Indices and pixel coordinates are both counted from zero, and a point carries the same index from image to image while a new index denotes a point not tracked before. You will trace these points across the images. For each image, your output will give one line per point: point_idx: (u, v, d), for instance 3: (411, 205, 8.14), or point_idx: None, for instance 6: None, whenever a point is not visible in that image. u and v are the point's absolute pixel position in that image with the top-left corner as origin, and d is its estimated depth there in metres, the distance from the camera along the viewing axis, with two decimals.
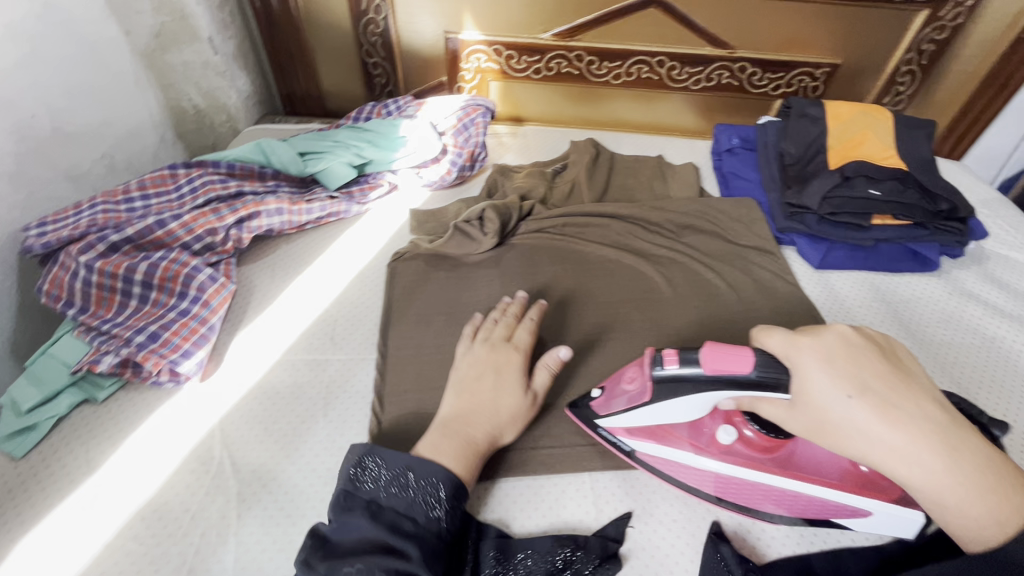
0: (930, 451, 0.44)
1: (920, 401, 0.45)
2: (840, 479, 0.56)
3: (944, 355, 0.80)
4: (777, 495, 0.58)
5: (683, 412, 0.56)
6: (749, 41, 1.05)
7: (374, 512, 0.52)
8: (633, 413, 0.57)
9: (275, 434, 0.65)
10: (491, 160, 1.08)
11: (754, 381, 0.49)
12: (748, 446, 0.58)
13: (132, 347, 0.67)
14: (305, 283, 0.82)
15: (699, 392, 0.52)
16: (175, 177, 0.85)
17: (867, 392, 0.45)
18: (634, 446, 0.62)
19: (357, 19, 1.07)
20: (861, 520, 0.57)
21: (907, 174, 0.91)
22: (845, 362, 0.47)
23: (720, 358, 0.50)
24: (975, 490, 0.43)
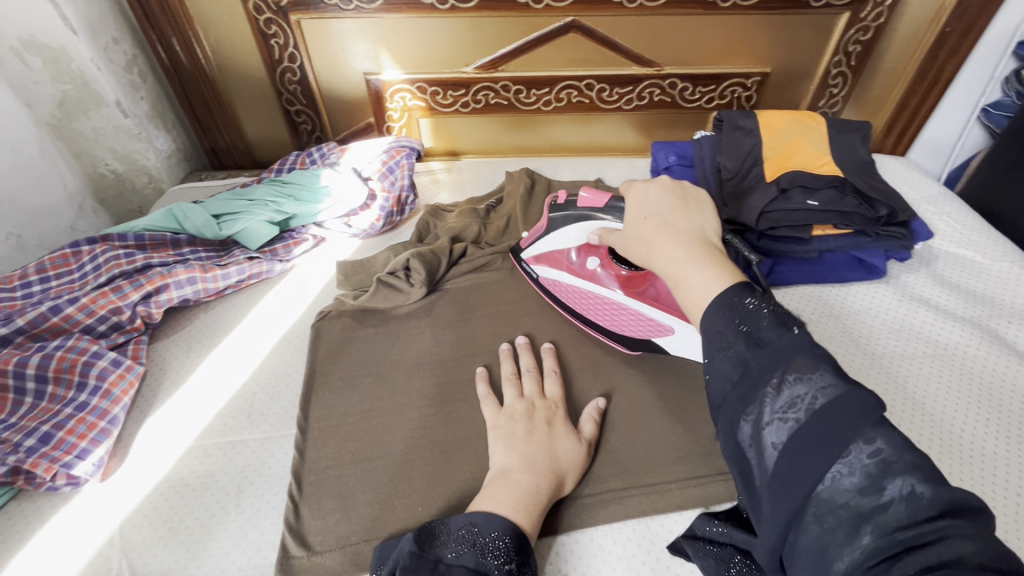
0: (703, 266, 0.47)
1: (702, 246, 0.50)
2: (671, 307, 0.72)
3: (841, 349, 0.79)
4: (622, 312, 0.75)
5: (571, 239, 0.76)
6: (675, 57, 1.03)
7: (450, 572, 0.47)
8: (544, 237, 0.80)
9: (182, 533, 0.59)
10: (423, 201, 1.04)
11: (605, 217, 0.68)
12: (615, 276, 0.76)
13: (20, 453, 0.61)
14: (222, 355, 0.77)
15: (573, 228, 0.74)
16: (78, 255, 0.79)
17: (663, 216, 0.54)
18: (538, 270, 0.83)
19: (273, 68, 1.04)
20: (669, 340, 0.71)
21: (843, 179, 0.88)
22: (656, 189, 0.56)
23: (591, 197, 0.69)
24: (717, 271, 0.47)
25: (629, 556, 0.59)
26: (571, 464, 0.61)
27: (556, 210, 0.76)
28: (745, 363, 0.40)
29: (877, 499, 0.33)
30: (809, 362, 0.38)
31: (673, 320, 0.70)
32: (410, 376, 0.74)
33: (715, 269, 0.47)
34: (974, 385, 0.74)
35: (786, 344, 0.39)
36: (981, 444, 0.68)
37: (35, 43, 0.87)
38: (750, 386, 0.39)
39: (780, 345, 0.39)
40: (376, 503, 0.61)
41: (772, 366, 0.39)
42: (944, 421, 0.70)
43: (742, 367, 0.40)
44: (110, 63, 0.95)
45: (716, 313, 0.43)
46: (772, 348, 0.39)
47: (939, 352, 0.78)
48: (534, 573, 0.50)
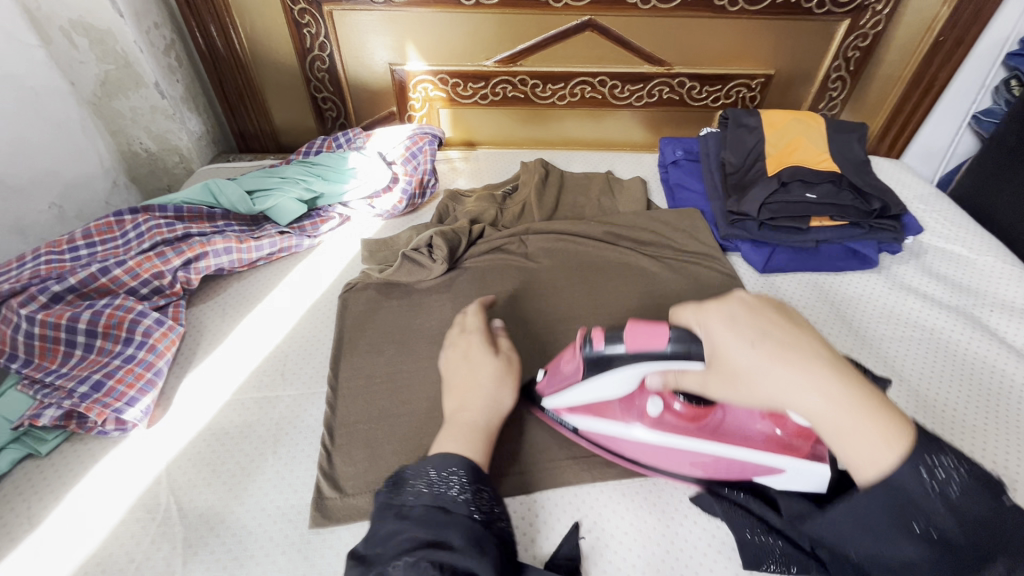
0: (872, 421, 0.42)
1: (857, 384, 0.43)
2: (760, 443, 0.58)
3: (837, 333, 0.85)
4: (701, 461, 0.61)
5: (612, 390, 0.61)
6: (685, 57, 1.09)
7: (415, 515, 0.50)
8: (574, 388, 0.63)
9: (224, 475, 0.64)
10: (442, 186, 1.10)
11: (668, 353, 0.53)
12: (677, 416, 0.60)
13: (74, 398, 0.66)
14: (256, 321, 0.82)
15: (626, 366, 0.57)
16: (121, 223, 0.85)
17: (765, 351, 0.44)
18: (576, 423, 0.67)
19: (303, 57, 1.09)
20: (776, 478, 0.58)
21: (840, 174, 0.94)
22: (747, 320, 0.47)
23: (638, 335, 0.55)
24: (885, 434, 0.42)
25: (635, 505, 0.64)
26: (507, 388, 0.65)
27: (587, 352, 0.60)
28: (937, 544, 0.40)
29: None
30: (999, 506, 0.40)
31: (778, 459, 0.57)
32: (432, 344, 0.79)
33: (882, 427, 0.42)
34: (958, 368, 0.80)
35: (995, 518, 0.40)
36: (960, 418, 0.73)
37: (83, 24, 0.92)
38: (950, 563, 0.39)
39: (965, 496, 0.40)
40: (403, 453, 0.66)
41: (926, 458, 0.41)
42: (931, 398, 0.76)
43: (944, 551, 0.40)
44: (152, 46, 1.00)
45: (904, 474, 0.41)
46: (965, 513, 0.40)
47: (927, 337, 0.84)
48: (493, 497, 0.54)
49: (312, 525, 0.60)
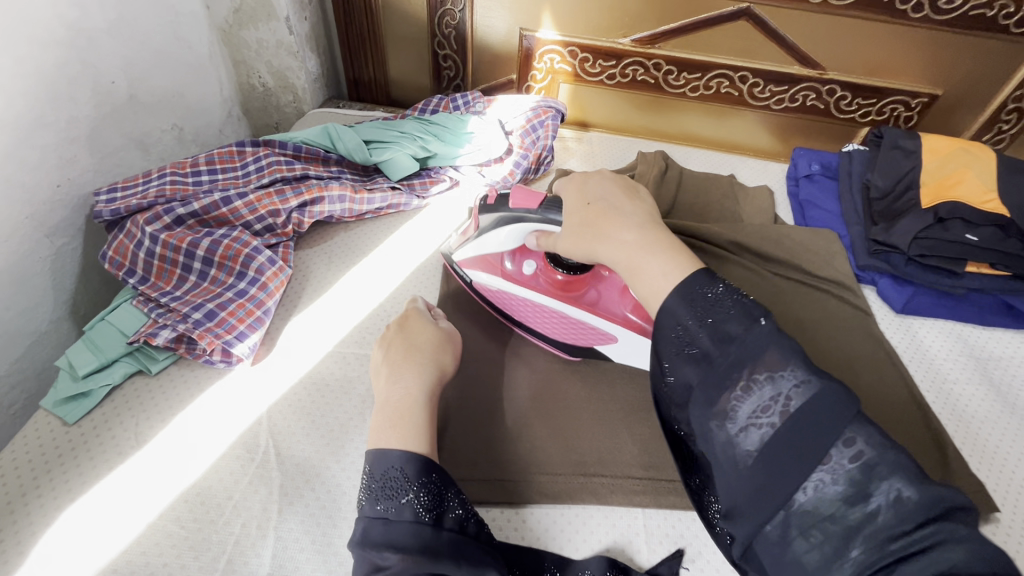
0: (658, 256, 0.50)
1: (653, 232, 0.52)
2: (614, 318, 0.68)
3: (981, 395, 0.76)
4: (557, 319, 0.70)
5: (501, 243, 0.70)
6: (843, 63, 0.99)
7: (359, 529, 0.48)
8: (472, 241, 0.73)
9: (322, 428, 0.63)
10: (555, 164, 1.05)
11: (538, 215, 0.64)
12: (550, 281, 0.71)
13: (188, 323, 0.66)
14: (359, 276, 0.80)
15: (505, 232, 0.69)
16: (242, 154, 0.84)
17: (607, 203, 0.56)
18: (471, 277, 0.74)
19: (433, 10, 1.05)
20: (613, 347, 0.69)
21: (1010, 221, 0.83)
22: (585, 190, 0.59)
23: (518, 195, 0.65)
24: (670, 266, 0.49)
25: None
26: (436, 350, 0.62)
27: (483, 209, 0.69)
28: (704, 361, 0.43)
29: (863, 509, 0.36)
30: (777, 358, 0.40)
31: (617, 329, 0.68)
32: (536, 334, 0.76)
33: (669, 257, 0.50)
34: None
35: (750, 335, 0.42)
36: None
37: None
38: (715, 379, 0.42)
39: (746, 336, 0.42)
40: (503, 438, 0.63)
41: (740, 363, 0.41)
42: None
43: (704, 369, 0.42)
44: None
45: (676, 299, 0.46)
46: (737, 341, 0.42)
47: None
48: (446, 485, 0.50)
49: None
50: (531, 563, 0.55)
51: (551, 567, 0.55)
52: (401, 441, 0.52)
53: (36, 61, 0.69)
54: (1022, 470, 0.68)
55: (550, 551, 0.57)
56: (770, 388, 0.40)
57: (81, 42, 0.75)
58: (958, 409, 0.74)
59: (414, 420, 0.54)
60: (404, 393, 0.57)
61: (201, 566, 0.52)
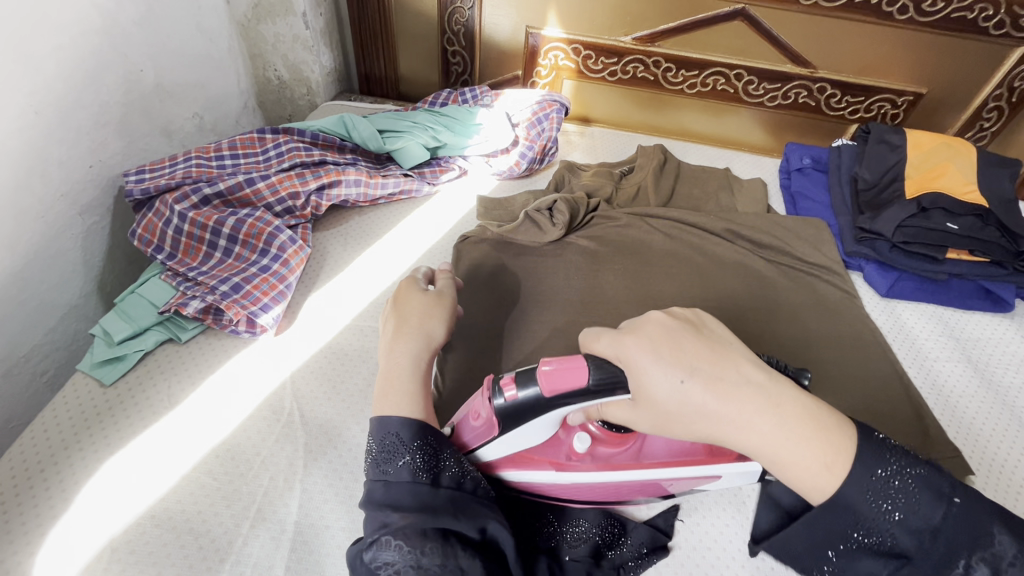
0: (808, 445, 0.43)
1: (789, 407, 0.44)
2: (697, 458, 0.57)
3: (961, 374, 0.80)
4: (636, 488, 0.58)
5: (536, 434, 0.54)
6: (833, 61, 1.04)
7: (366, 492, 0.51)
8: (495, 442, 0.54)
9: (342, 393, 0.67)
10: (559, 156, 1.09)
11: (595, 389, 0.48)
12: (606, 452, 0.57)
13: (216, 294, 0.70)
14: (373, 257, 0.85)
15: (543, 411, 0.51)
16: (263, 140, 0.88)
17: (708, 362, 0.45)
18: (506, 475, 0.58)
19: (443, 8, 1.10)
20: (715, 483, 0.58)
21: (988, 211, 0.88)
22: (667, 346, 0.45)
23: (553, 374, 0.48)
24: (828, 456, 0.42)
25: (738, 501, 0.63)
26: (428, 320, 0.62)
27: (497, 405, 0.51)
28: (904, 559, 0.42)
29: None
30: (989, 533, 0.40)
31: (716, 467, 0.57)
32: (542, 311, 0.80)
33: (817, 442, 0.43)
34: None
35: (943, 518, 0.41)
36: None
37: None
38: (919, 574, 0.41)
39: (939, 518, 0.41)
40: None
41: (956, 548, 0.40)
42: None
43: (899, 566, 0.42)
44: None
45: (851, 490, 0.42)
46: (939, 531, 0.41)
47: None
48: (442, 447, 0.53)
49: None
50: (531, 512, 0.60)
51: (549, 515, 0.60)
52: (397, 408, 0.54)
53: (73, 46, 0.74)
54: (997, 440, 0.72)
55: (548, 500, 0.61)
56: (990, 571, 0.39)
57: (114, 30, 0.80)
58: (938, 383, 0.79)
59: (406, 388, 0.56)
60: (397, 364, 0.57)
61: (233, 514, 0.56)
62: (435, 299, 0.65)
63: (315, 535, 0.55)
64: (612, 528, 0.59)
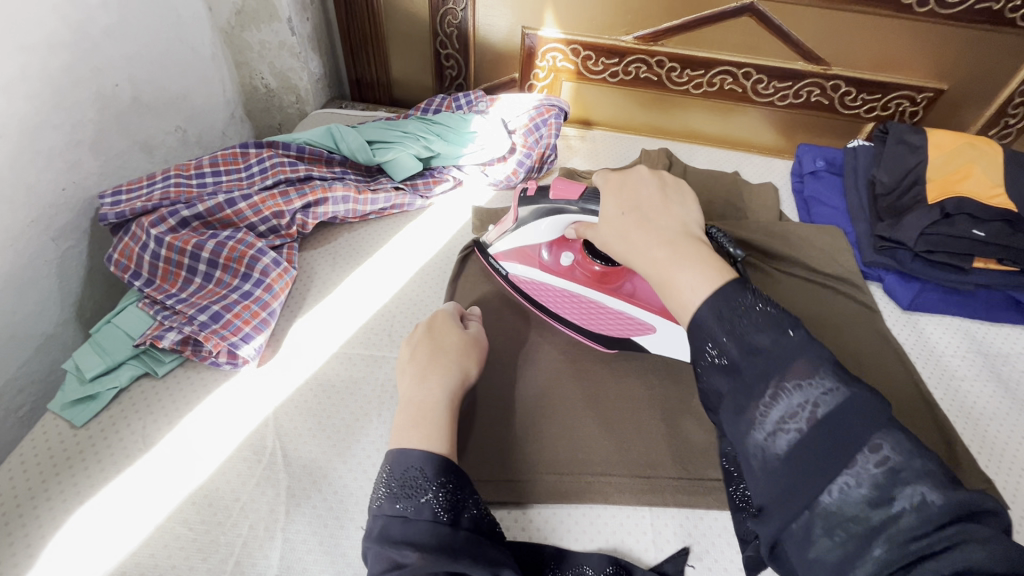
0: (696, 268, 0.44)
1: (692, 246, 0.46)
2: (651, 306, 0.71)
3: (990, 393, 0.75)
4: (597, 311, 0.73)
5: (539, 234, 0.72)
6: (848, 58, 0.99)
7: (377, 529, 0.47)
8: (507, 233, 0.75)
9: (328, 429, 0.63)
10: (558, 163, 1.04)
11: (577, 208, 0.64)
12: (588, 272, 0.74)
13: (194, 325, 0.66)
14: (363, 277, 0.80)
15: (542, 220, 0.70)
16: (246, 156, 0.84)
17: (639, 214, 0.51)
18: (508, 267, 0.77)
19: (435, 9, 1.05)
20: (650, 339, 0.71)
21: (1018, 215, 0.83)
22: (629, 195, 0.54)
23: (562, 188, 0.64)
24: (701, 279, 0.43)
25: None
26: (463, 356, 0.61)
27: (522, 202, 0.70)
28: (732, 370, 0.39)
29: (886, 512, 0.33)
30: (806, 366, 0.37)
31: (654, 318, 0.70)
32: (542, 333, 0.75)
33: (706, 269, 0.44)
34: None
35: (779, 345, 0.38)
36: None
37: None
38: (743, 387, 0.39)
39: (773, 344, 0.38)
40: None
41: (765, 374, 0.38)
42: None
43: (733, 375, 0.39)
44: None
45: (706, 309, 0.41)
46: (764, 350, 0.38)
47: None
48: (466, 487, 0.50)
49: None
50: (533, 560, 0.55)
51: (551, 562, 0.55)
52: (423, 441, 0.51)
53: (39, 65, 0.69)
54: None
55: (551, 545, 0.57)
56: (796, 394, 0.37)
57: (85, 45, 0.76)
58: (953, 389, 0.75)
59: (437, 421, 0.53)
60: (428, 394, 0.55)
61: (210, 567, 0.52)
62: (471, 340, 0.64)
63: None
64: None
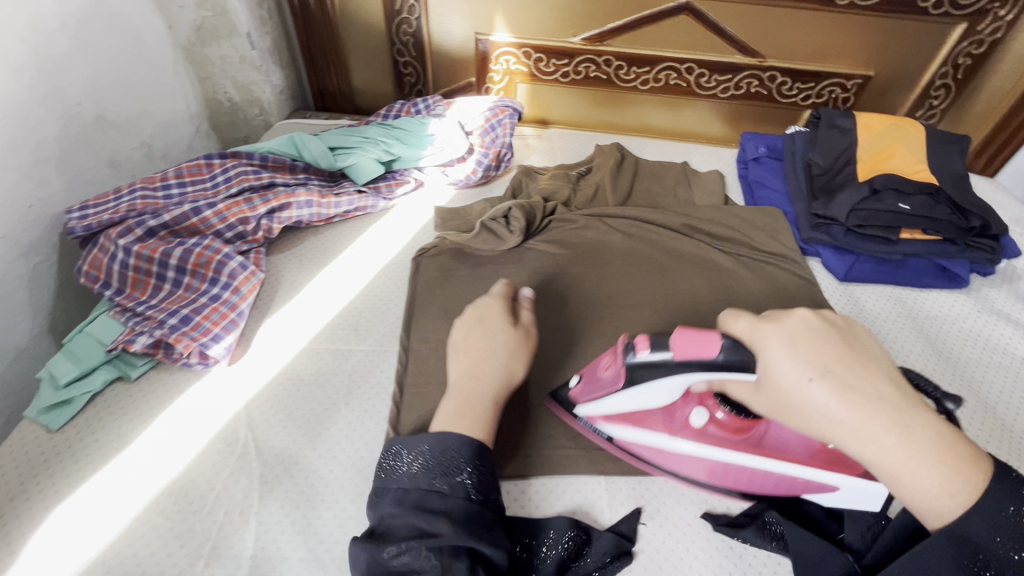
0: (931, 466, 0.41)
1: (914, 416, 0.42)
2: (809, 457, 0.57)
3: (918, 350, 0.81)
4: (738, 472, 0.60)
5: (658, 398, 0.58)
6: (781, 49, 1.05)
7: (407, 496, 0.51)
8: (611, 394, 0.59)
9: (298, 420, 0.66)
10: (516, 161, 1.09)
11: (722, 363, 0.49)
12: (722, 428, 0.60)
13: (164, 328, 0.69)
14: (329, 277, 0.84)
15: (672, 374, 0.53)
16: (211, 166, 0.87)
17: (840, 370, 0.43)
18: (609, 428, 0.64)
19: (390, 19, 1.09)
20: (828, 495, 0.57)
21: (939, 188, 0.89)
22: (807, 344, 0.44)
23: (691, 342, 0.50)
24: (955, 483, 0.40)
25: (700, 499, 0.63)
26: (518, 357, 0.62)
27: (628, 360, 0.55)
28: None
29: None
30: None
31: (831, 475, 0.56)
32: None
33: (951, 465, 0.41)
34: None
35: None
36: None
37: None
38: None
39: None
40: None
41: None
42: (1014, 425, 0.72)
43: None
44: None
45: (980, 528, 0.40)
46: None
47: (1014, 365, 0.80)
48: (495, 471, 0.54)
49: None
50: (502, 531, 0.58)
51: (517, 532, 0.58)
52: (469, 429, 0.55)
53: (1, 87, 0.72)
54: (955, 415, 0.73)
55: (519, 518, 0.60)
56: None
57: (45, 65, 0.78)
58: (925, 366, 0.79)
59: (483, 412, 0.57)
60: (479, 388, 0.58)
61: (187, 553, 0.55)
62: (525, 336, 0.64)
63: (272, 568, 0.55)
64: (580, 541, 0.58)
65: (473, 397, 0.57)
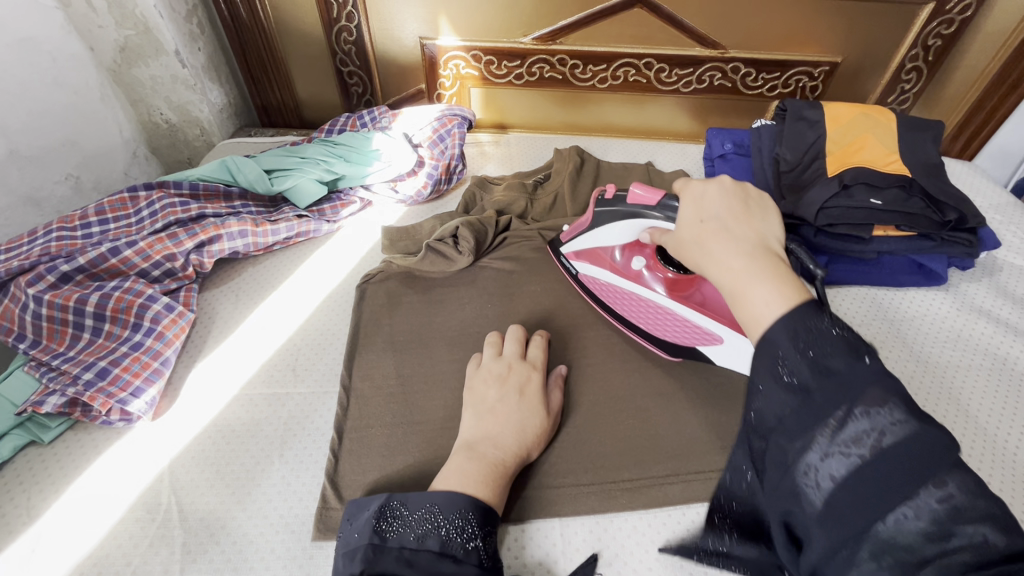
0: (769, 283, 0.43)
1: (767, 258, 0.45)
2: (721, 317, 0.66)
3: (891, 352, 0.77)
4: (662, 316, 0.71)
5: (620, 234, 0.71)
6: (742, 39, 1.00)
7: (414, 555, 0.48)
8: (588, 232, 0.74)
9: (227, 477, 0.61)
10: (471, 172, 1.03)
11: (657, 214, 0.63)
12: (661, 278, 0.72)
13: (79, 385, 0.64)
14: (267, 313, 0.78)
15: (623, 221, 0.69)
16: (135, 199, 0.81)
17: (721, 222, 0.49)
18: (579, 266, 0.78)
19: (329, 27, 1.03)
20: (716, 348, 0.67)
21: (912, 180, 0.83)
22: (715, 199, 0.51)
23: (642, 194, 0.64)
24: (778, 295, 0.42)
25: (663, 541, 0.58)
26: (537, 435, 0.61)
27: (601, 202, 0.71)
28: (801, 392, 0.37)
29: (944, 547, 0.31)
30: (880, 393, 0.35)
31: (723, 330, 0.66)
32: (454, 348, 0.74)
33: (780, 286, 0.43)
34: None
35: (852, 371, 0.36)
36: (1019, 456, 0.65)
37: None
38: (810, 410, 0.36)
39: (846, 370, 0.36)
40: (417, 462, 0.62)
41: (837, 397, 0.36)
42: (996, 432, 0.68)
43: (802, 397, 0.37)
44: (172, 12, 0.95)
45: (779, 333, 0.40)
46: (838, 373, 0.36)
47: (996, 364, 0.75)
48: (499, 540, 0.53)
49: (315, 539, 0.56)
50: None
51: None
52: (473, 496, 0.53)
53: None
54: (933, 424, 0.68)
55: None
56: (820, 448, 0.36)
57: None
58: (948, 385, 0.73)
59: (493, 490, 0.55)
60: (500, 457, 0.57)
61: None
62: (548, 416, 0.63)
63: None
64: None
65: (488, 460, 0.56)
